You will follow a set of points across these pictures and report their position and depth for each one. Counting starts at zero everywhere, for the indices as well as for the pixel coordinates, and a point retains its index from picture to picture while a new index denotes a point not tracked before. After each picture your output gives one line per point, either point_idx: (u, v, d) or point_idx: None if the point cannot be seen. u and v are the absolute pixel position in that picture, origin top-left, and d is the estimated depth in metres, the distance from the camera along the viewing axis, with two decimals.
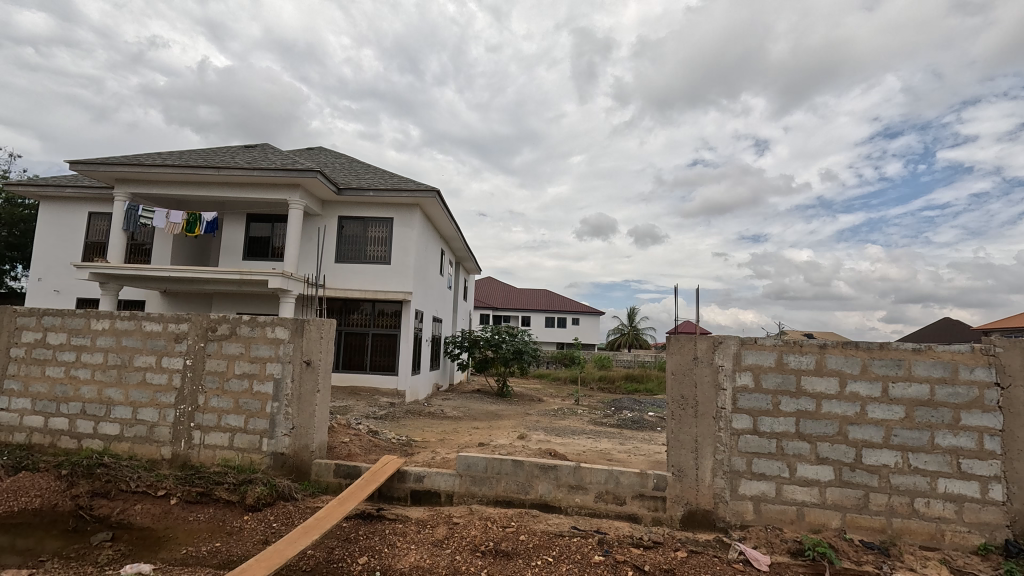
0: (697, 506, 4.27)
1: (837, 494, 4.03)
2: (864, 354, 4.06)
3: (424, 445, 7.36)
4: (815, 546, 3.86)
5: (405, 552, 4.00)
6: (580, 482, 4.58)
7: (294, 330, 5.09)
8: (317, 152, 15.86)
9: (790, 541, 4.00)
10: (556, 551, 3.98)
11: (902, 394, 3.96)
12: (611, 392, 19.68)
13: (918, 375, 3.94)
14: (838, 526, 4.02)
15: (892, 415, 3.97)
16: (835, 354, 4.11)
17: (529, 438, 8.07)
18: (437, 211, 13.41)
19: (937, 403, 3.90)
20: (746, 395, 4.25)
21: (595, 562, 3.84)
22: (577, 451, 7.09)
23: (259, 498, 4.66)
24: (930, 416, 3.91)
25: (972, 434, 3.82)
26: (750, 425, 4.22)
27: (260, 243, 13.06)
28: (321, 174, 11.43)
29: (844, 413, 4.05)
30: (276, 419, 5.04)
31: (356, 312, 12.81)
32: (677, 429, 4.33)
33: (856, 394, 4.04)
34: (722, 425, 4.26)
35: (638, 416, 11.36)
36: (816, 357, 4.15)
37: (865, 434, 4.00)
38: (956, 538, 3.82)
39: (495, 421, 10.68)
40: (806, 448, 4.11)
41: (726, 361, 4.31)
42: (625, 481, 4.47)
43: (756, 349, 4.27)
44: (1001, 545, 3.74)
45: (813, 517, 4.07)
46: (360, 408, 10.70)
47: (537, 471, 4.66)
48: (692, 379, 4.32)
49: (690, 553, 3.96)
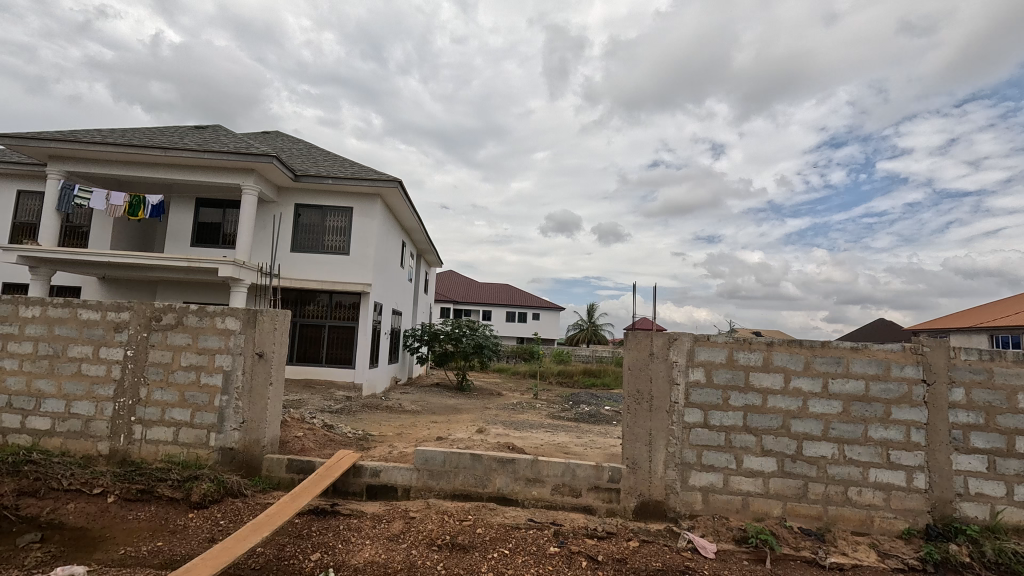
0: (649, 497, 4.40)
1: (779, 484, 4.24)
2: (807, 351, 4.29)
3: (381, 439, 7.26)
4: (758, 533, 4.06)
5: (360, 547, 3.94)
6: (537, 474, 4.63)
7: (246, 321, 4.90)
8: (274, 137, 15.30)
9: (735, 529, 4.19)
10: (512, 543, 4.03)
11: (840, 390, 4.21)
12: (569, 386, 20.03)
13: (855, 372, 4.20)
14: (780, 514, 4.24)
15: (831, 409, 4.21)
16: (781, 352, 4.31)
17: (487, 432, 8.09)
18: (398, 202, 13.20)
19: (871, 398, 4.16)
20: (698, 390, 4.41)
21: (550, 554, 3.91)
22: (535, 444, 7.17)
23: (205, 495, 4.49)
24: (864, 411, 4.17)
25: (901, 427, 4.10)
26: (701, 418, 4.38)
27: (210, 229, 12.49)
28: (277, 159, 11.00)
29: (787, 407, 4.27)
30: (225, 413, 4.85)
31: (312, 303, 12.44)
32: (632, 422, 4.46)
33: (799, 389, 4.26)
34: (675, 419, 4.41)
35: (595, 410, 11.60)
36: (764, 354, 4.34)
37: (806, 427, 4.23)
38: (884, 523, 4.11)
39: (453, 415, 10.66)
40: (752, 440, 4.30)
41: (679, 357, 4.45)
42: (581, 474, 4.55)
43: (708, 346, 4.44)
44: (922, 529, 4.05)
45: (757, 507, 4.27)
46: (314, 401, 10.44)
47: (495, 464, 4.68)
48: (647, 374, 4.45)
49: (641, 543, 4.09)
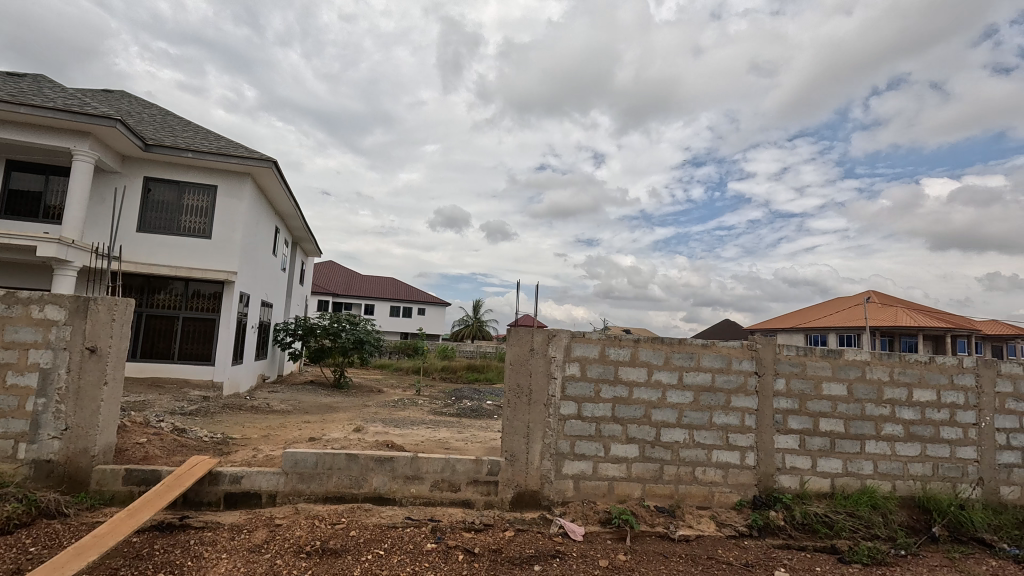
0: (525, 488, 4.58)
1: (640, 468, 4.67)
2: (667, 347, 4.77)
3: (244, 443, 6.62)
4: (620, 514, 4.43)
5: (215, 563, 3.57)
6: (417, 471, 4.57)
7: (73, 310, 4.17)
8: (118, 97, 13.17)
9: (601, 512, 4.52)
10: (388, 543, 3.93)
11: (692, 381, 4.74)
12: (453, 382, 20.05)
13: (704, 365, 4.77)
14: (639, 495, 4.66)
15: (684, 399, 4.73)
16: (646, 348, 4.74)
17: (365, 430, 7.79)
18: (272, 184, 12.13)
19: (716, 388, 4.75)
20: (573, 384, 4.67)
21: (427, 550, 3.88)
22: (415, 441, 7.06)
23: (9, 518, 3.73)
24: (710, 399, 4.74)
25: (738, 413, 4.74)
26: (575, 410, 4.66)
27: (26, 199, 10.38)
28: (122, 123, 9.49)
29: (649, 398, 4.70)
30: (41, 419, 4.10)
31: (162, 291, 10.92)
32: (512, 416, 4.60)
33: (659, 381, 4.72)
34: (552, 411, 4.63)
35: (477, 405, 11.75)
36: (631, 350, 4.74)
37: (664, 415, 4.70)
38: (722, 497, 4.71)
39: (328, 414, 10.09)
40: (619, 429, 4.67)
41: (557, 352, 4.68)
42: (460, 468, 4.58)
43: (583, 342, 4.72)
44: (750, 500, 4.72)
45: (620, 490, 4.65)
46: (162, 403, 9.20)
47: (372, 463, 4.52)
48: (527, 369, 4.62)
49: (516, 532, 4.24)
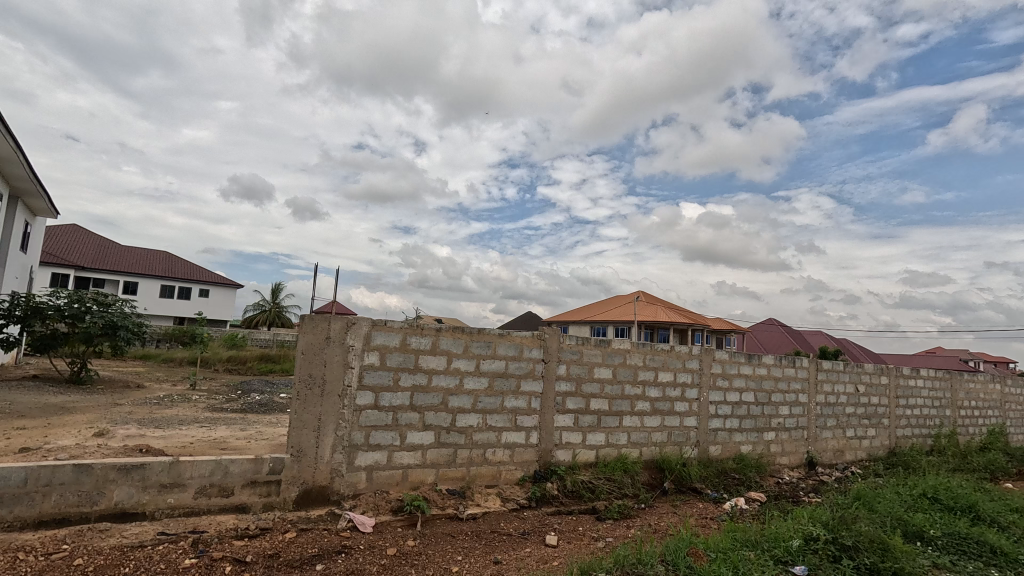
0: (312, 484, 4.30)
1: (434, 454, 4.77)
2: (467, 336, 4.97)
3: None
4: (412, 500, 4.47)
5: None
6: (177, 478, 3.91)
7: None
8: None
9: (393, 501, 4.49)
10: (130, 566, 3.29)
11: (487, 368, 5.03)
12: (240, 374, 17.80)
13: (499, 353, 5.10)
14: (432, 480, 4.76)
15: (480, 385, 4.99)
16: (447, 336, 4.87)
17: (111, 435, 6.39)
18: None
19: (508, 375, 5.12)
20: (371, 373, 4.54)
21: (184, 567, 3.36)
22: (181, 443, 6.05)
23: None
24: (503, 385, 5.10)
25: (526, 396, 5.20)
26: (372, 400, 4.53)
27: None
28: None
29: (447, 385, 4.84)
30: None
31: None
32: (301, 408, 4.27)
33: (457, 369, 4.89)
34: (346, 402, 4.42)
35: (267, 399, 10.63)
36: (432, 339, 4.81)
37: (460, 402, 4.89)
38: (508, 474, 5.11)
39: (58, 417, 8.00)
40: (416, 417, 4.71)
41: (356, 341, 4.49)
42: (235, 470, 4.08)
43: (385, 330, 4.62)
44: (531, 475, 5.21)
45: (414, 477, 4.69)
46: None
47: (113, 474, 3.73)
48: (321, 358, 4.34)
49: (298, 532, 3.95)
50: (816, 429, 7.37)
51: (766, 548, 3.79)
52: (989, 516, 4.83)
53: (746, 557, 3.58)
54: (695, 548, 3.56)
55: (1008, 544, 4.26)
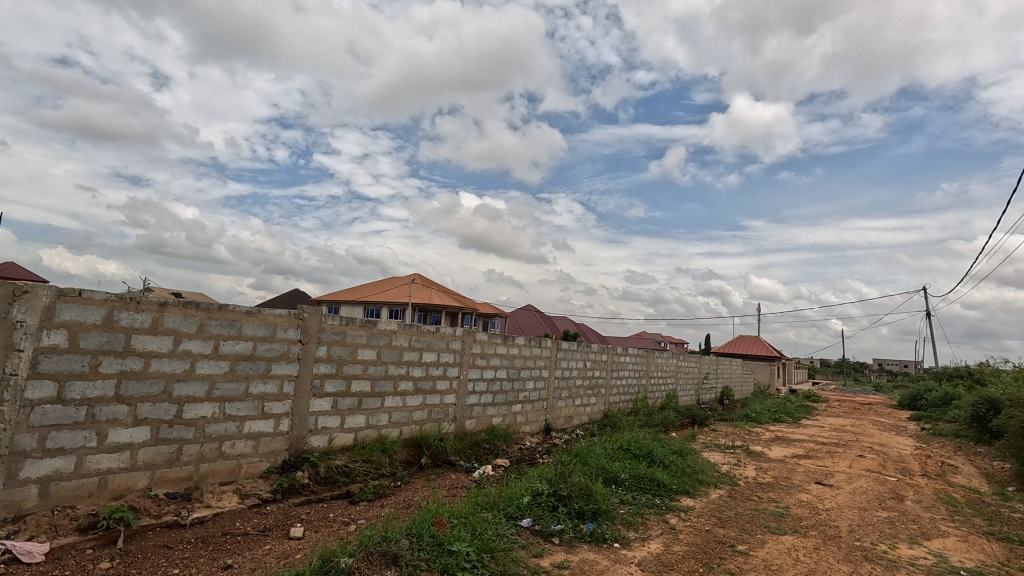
0: None
1: (150, 454, 3.92)
2: (203, 313, 4.24)
3: None
4: (112, 513, 3.59)
5: None
6: None
7: None
8: None
9: (82, 517, 3.51)
10: None
11: (229, 351, 4.38)
12: None
13: (246, 334, 4.50)
14: (144, 485, 3.90)
15: (218, 370, 4.31)
16: (175, 313, 4.07)
17: None
18: None
19: (256, 357, 4.55)
20: (53, 357, 3.45)
21: None
22: None
23: None
24: (248, 369, 4.51)
25: (277, 380, 4.70)
26: (53, 392, 3.45)
27: None
28: None
29: (172, 370, 4.04)
30: None
31: None
32: None
33: (188, 352, 4.13)
34: (7, 397, 3.27)
35: None
36: (153, 315, 3.95)
37: (190, 390, 4.14)
38: (250, 468, 4.53)
39: None
40: (123, 411, 3.78)
41: (29, 316, 3.35)
42: None
43: (78, 303, 3.57)
44: (279, 465, 4.73)
45: (117, 484, 3.75)
46: None
47: None
48: None
49: None
50: (553, 399, 8.62)
51: (501, 507, 4.28)
52: (659, 458, 6.41)
53: (484, 518, 3.96)
54: (440, 517, 3.78)
55: (666, 478, 5.73)
